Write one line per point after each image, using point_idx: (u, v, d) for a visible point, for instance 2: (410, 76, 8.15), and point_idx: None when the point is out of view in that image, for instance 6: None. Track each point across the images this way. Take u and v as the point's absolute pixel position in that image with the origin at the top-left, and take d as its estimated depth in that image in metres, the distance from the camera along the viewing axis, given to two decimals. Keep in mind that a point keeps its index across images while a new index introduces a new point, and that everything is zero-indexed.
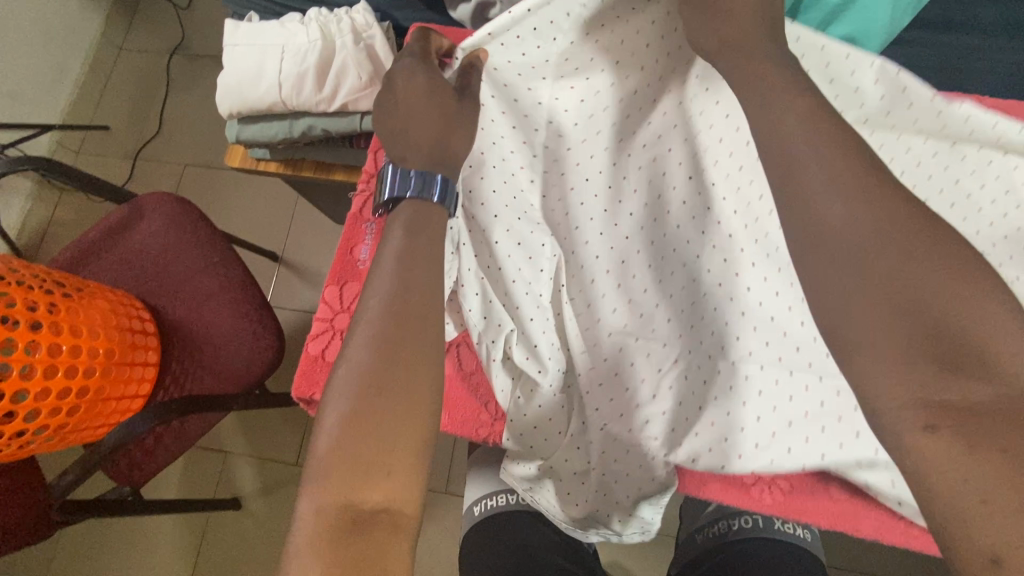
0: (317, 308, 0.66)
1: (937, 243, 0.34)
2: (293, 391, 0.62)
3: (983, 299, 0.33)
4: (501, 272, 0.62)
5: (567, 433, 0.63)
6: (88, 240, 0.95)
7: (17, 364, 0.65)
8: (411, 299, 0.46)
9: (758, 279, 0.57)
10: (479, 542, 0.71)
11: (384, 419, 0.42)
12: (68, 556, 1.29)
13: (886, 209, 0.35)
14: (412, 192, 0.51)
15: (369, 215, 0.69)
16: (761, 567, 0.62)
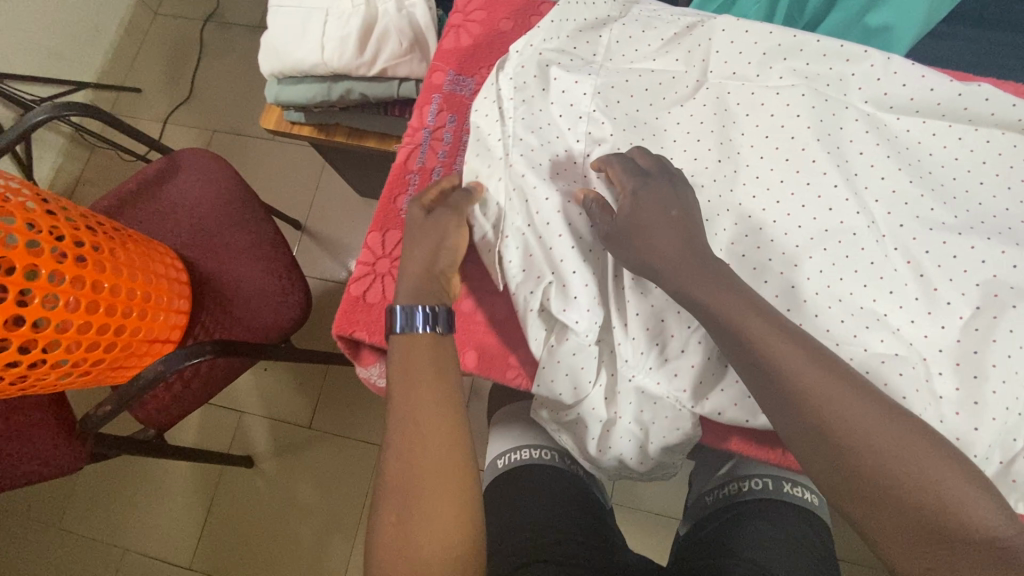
0: (359, 252, 0.68)
1: (866, 403, 0.44)
2: (334, 328, 0.64)
3: (914, 445, 0.42)
4: (541, 229, 0.61)
5: (598, 382, 0.62)
6: (126, 190, 0.98)
7: (63, 296, 0.68)
8: (413, 438, 0.48)
9: (804, 255, 0.55)
10: (499, 492, 0.75)
11: (424, 522, 0.45)
12: (84, 502, 1.32)
13: (814, 373, 0.45)
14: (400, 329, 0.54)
15: (412, 166, 0.72)
16: (770, 525, 0.65)
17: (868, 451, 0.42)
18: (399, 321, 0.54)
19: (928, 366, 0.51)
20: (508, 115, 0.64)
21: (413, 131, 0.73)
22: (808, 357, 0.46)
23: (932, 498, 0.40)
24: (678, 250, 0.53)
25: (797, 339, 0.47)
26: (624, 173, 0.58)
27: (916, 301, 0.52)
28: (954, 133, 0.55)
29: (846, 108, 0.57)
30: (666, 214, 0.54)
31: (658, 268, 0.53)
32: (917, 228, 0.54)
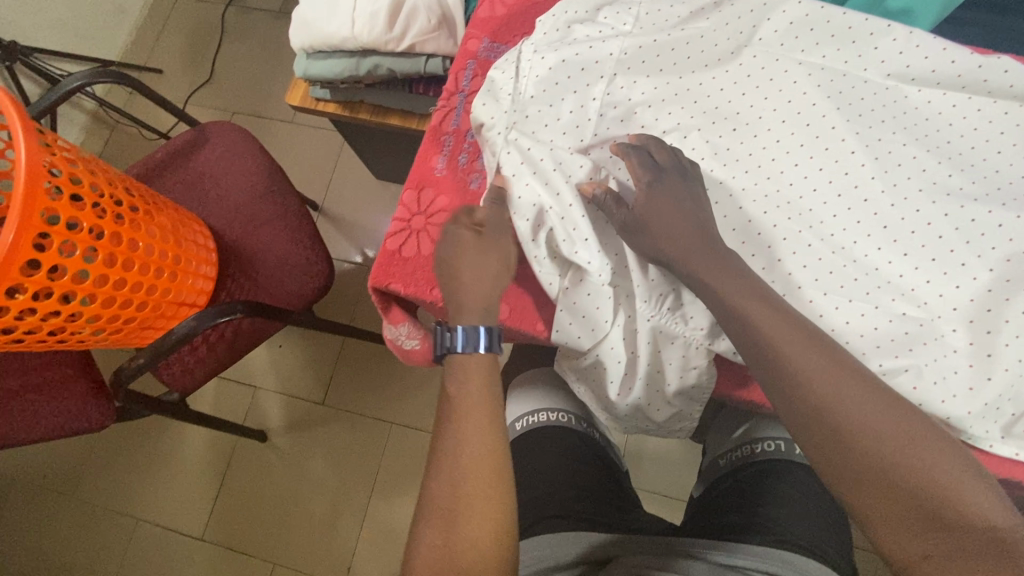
0: (396, 209, 0.70)
1: (886, 399, 0.46)
2: (370, 280, 0.66)
3: (925, 438, 0.44)
4: (548, 181, 0.61)
5: (616, 323, 0.62)
6: (155, 160, 1.00)
7: (102, 251, 0.70)
8: (469, 449, 0.50)
9: (820, 218, 0.58)
10: (521, 452, 0.77)
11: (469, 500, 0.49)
12: (98, 471, 1.34)
13: (829, 357, 0.49)
14: (463, 347, 0.56)
15: (447, 128, 0.73)
16: (788, 486, 0.70)
17: (869, 422, 0.45)
18: (463, 341, 0.56)
19: (941, 324, 0.54)
20: (524, 72, 0.65)
21: (450, 94, 0.75)
22: (810, 342, 0.50)
23: (932, 467, 0.43)
24: (698, 236, 0.56)
25: (812, 339, 0.50)
26: (641, 168, 0.58)
27: (932, 263, 0.55)
28: (973, 105, 0.57)
29: (865, 81, 0.59)
30: (678, 204, 0.57)
31: (667, 255, 0.56)
32: (934, 194, 0.56)
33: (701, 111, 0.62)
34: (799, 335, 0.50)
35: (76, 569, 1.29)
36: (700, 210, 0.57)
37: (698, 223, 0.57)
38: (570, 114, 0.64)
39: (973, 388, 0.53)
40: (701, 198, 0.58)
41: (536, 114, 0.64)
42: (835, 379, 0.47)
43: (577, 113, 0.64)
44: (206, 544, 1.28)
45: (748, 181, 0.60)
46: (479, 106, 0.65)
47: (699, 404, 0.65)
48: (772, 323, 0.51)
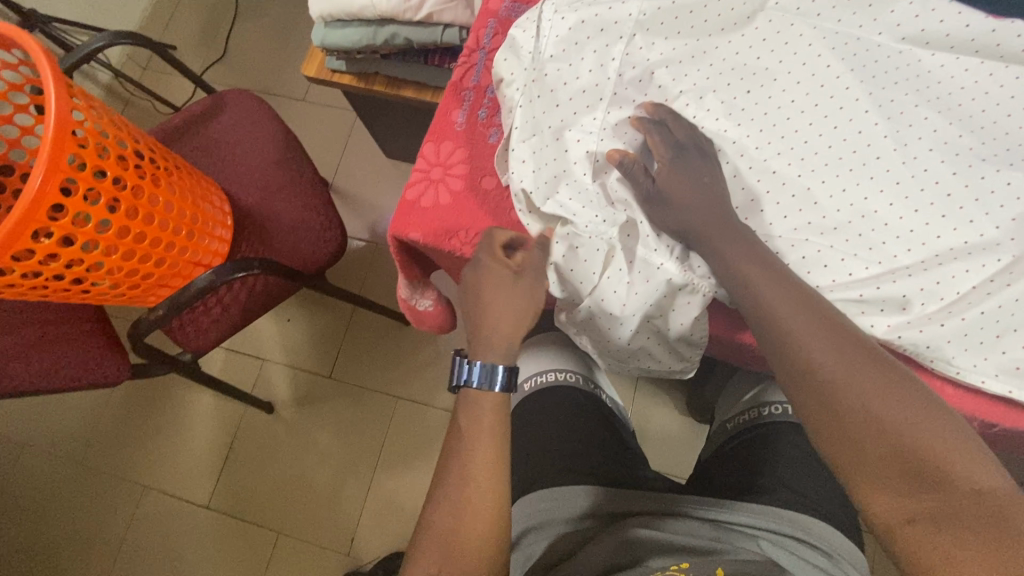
0: (416, 161, 0.72)
1: (879, 367, 0.47)
2: (391, 229, 0.69)
3: (918, 397, 0.45)
4: (566, 131, 0.64)
5: (621, 272, 0.62)
6: (172, 126, 1.02)
7: (125, 203, 0.71)
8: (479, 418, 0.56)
9: (832, 175, 0.59)
10: (530, 411, 0.79)
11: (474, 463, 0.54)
12: (106, 438, 1.36)
13: (828, 326, 0.50)
14: (480, 382, 0.57)
15: (467, 84, 0.75)
16: (794, 447, 0.71)
17: (868, 388, 0.45)
18: (479, 377, 0.57)
19: (952, 275, 0.55)
20: (545, 32, 0.66)
21: (469, 51, 0.77)
22: (811, 312, 0.51)
23: (930, 431, 0.43)
24: (711, 211, 0.58)
25: (811, 302, 0.52)
26: (662, 144, 0.61)
27: (942, 218, 0.56)
28: (985, 69, 0.58)
29: (879, 45, 0.60)
30: (700, 179, 0.60)
31: (691, 226, 0.58)
32: (944, 153, 0.57)
33: (718, 73, 0.63)
34: (797, 292, 0.52)
35: (83, 534, 1.31)
36: (716, 180, 0.60)
37: (716, 193, 0.59)
38: (589, 72, 0.65)
39: (978, 332, 0.55)
40: (713, 171, 0.60)
41: (554, 73, 0.65)
42: (825, 342, 0.48)
43: (597, 70, 0.64)
44: (211, 512, 1.30)
45: (762, 139, 0.61)
46: (500, 61, 0.67)
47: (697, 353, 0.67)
48: (775, 289, 0.53)
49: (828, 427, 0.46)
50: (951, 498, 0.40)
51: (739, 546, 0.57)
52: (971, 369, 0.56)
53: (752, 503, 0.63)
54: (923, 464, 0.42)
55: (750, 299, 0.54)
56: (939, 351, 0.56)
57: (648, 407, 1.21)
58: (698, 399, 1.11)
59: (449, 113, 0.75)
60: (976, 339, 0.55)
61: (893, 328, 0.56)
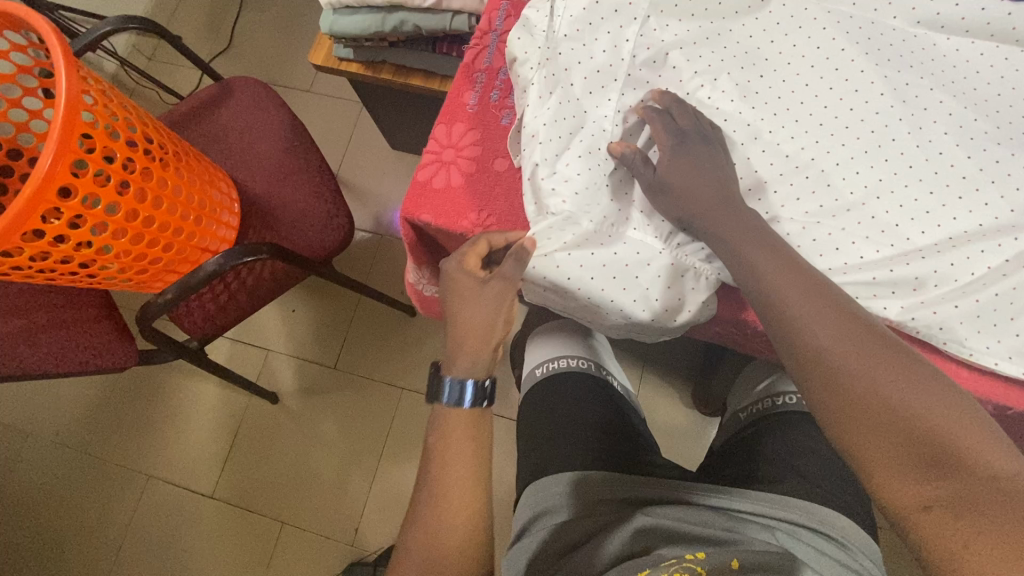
0: (427, 142, 0.72)
1: (888, 345, 0.46)
2: (401, 210, 0.69)
3: (930, 379, 0.43)
4: (577, 112, 0.64)
5: (628, 257, 0.62)
6: (179, 112, 1.02)
7: (134, 186, 0.71)
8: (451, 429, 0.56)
9: (845, 157, 0.58)
10: (542, 396, 0.78)
11: (444, 478, 0.54)
12: (110, 426, 1.36)
13: (837, 305, 0.49)
14: (449, 399, 0.57)
15: (480, 66, 0.75)
16: (809, 437, 0.71)
17: (880, 371, 0.44)
18: (448, 392, 0.57)
19: (968, 258, 0.55)
20: (559, 11, 0.65)
21: (483, 33, 0.77)
22: (818, 290, 0.50)
23: (944, 415, 0.41)
24: (713, 198, 0.57)
25: (821, 284, 0.50)
26: (664, 132, 0.59)
27: (957, 200, 0.56)
28: (1000, 54, 0.58)
29: (893, 30, 0.60)
30: (698, 167, 0.58)
31: (693, 213, 0.57)
32: (959, 136, 0.57)
33: (730, 56, 0.63)
34: (804, 273, 0.51)
35: (88, 523, 1.31)
36: (721, 164, 0.58)
37: (726, 176, 0.58)
38: (603, 53, 0.64)
39: (991, 312, 0.55)
40: (721, 154, 0.59)
41: (568, 53, 0.64)
42: (831, 322, 0.47)
43: (612, 52, 0.64)
44: (216, 501, 1.30)
45: (775, 122, 0.60)
46: (514, 39, 0.67)
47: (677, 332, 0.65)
48: (782, 276, 0.51)
49: (840, 409, 0.44)
50: (967, 482, 0.38)
51: (753, 536, 0.57)
52: (985, 351, 0.55)
53: (765, 492, 0.63)
54: (938, 447, 0.40)
55: (751, 279, 0.53)
56: (952, 332, 0.55)
57: (655, 399, 1.21)
58: (705, 392, 1.11)
59: (461, 95, 0.75)
60: (989, 321, 0.55)
61: (907, 309, 0.56)
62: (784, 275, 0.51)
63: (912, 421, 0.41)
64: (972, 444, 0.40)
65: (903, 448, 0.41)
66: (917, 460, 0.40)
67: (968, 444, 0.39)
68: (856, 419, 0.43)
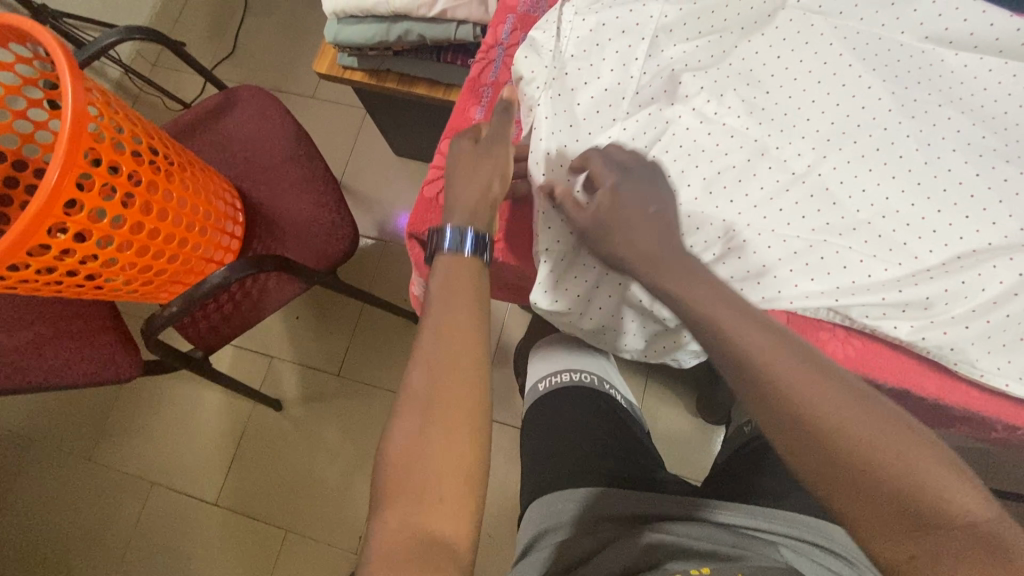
0: (433, 157, 0.72)
1: (859, 401, 0.44)
2: (408, 226, 0.70)
3: (901, 435, 0.42)
4: (585, 129, 0.63)
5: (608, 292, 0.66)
6: (183, 122, 1.02)
7: (139, 198, 0.71)
8: (444, 367, 0.50)
9: (853, 173, 0.58)
10: (544, 413, 0.78)
11: (442, 407, 0.49)
12: (114, 433, 1.36)
13: (798, 356, 0.46)
14: (450, 248, 0.57)
15: (486, 82, 0.75)
16: None
17: (852, 439, 0.42)
18: (449, 240, 0.57)
19: (978, 278, 0.55)
20: (565, 32, 0.66)
21: (488, 47, 0.76)
22: (781, 342, 0.47)
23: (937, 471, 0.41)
24: (661, 245, 0.54)
25: (784, 337, 0.48)
26: (606, 167, 0.57)
27: (965, 219, 0.56)
28: (1008, 70, 0.58)
29: (901, 46, 0.60)
30: (643, 209, 0.55)
31: (640, 259, 0.54)
32: (967, 154, 0.57)
33: (737, 71, 0.62)
34: (766, 326, 0.48)
35: (92, 529, 1.31)
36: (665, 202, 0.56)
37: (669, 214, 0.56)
38: (611, 72, 0.64)
39: (998, 328, 0.55)
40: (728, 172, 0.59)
41: (575, 72, 0.64)
42: (800, 381, 0.45)
43: (619, 71, 0.64)
44: (220, 509, 1.30)
45: (782, 138, 0.60)
46: (520, 59, 0.67)
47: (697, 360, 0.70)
48: (748, 334, 0.48)
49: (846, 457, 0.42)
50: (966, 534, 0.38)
51: (761, 553, 0.56)
52: (994, 372, 0.56)
53: (771, 508, 0.62)
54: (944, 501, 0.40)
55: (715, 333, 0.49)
56: (963, 353, 0.56)
57: (658, 407, 1.20)
58: (709, 400, 1.11)
59: (468, 109, 0.75)
60: (999, 341, 0.55)
61: (916, 329, 0.56)
62: (741, 330, 0.48)
63: (902, 476, 0.41)
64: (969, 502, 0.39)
65: (905, 494, 0.40)
66: (920, 509, 0.40)
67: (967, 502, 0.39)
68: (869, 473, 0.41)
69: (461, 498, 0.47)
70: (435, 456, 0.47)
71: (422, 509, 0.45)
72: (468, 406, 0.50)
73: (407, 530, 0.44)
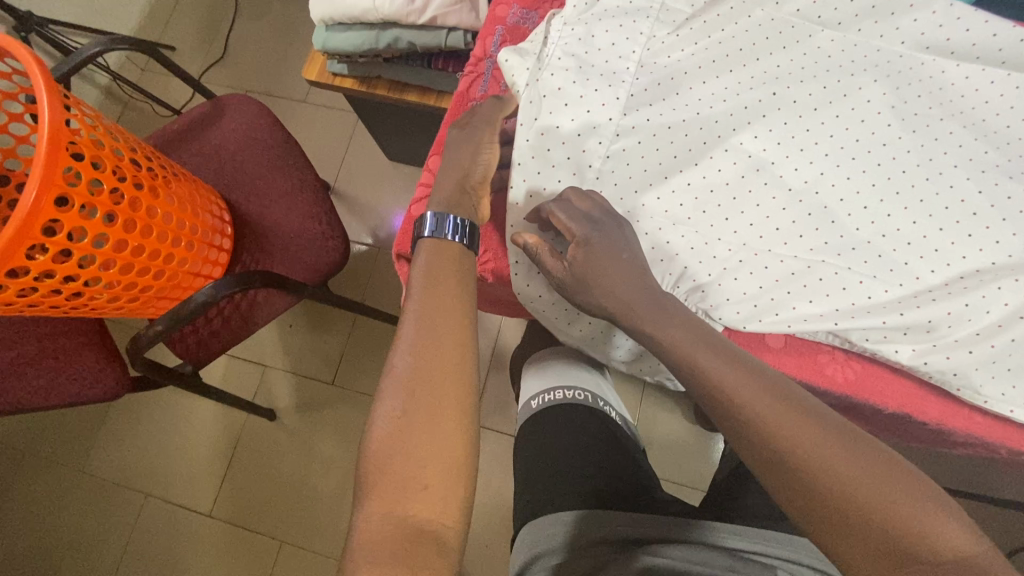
0: (421, 175, 0.71)
1: (842, 438, 0.45)
2: (395, 246, 0.72)
3: (884, 474, 0.42)
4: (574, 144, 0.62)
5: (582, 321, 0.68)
6: (171, 131, 1.00)
7: (122, 216, 0.69)
8: (428, 351, 0.49)
9: (852, 190, 0.57)
10: (536, 433, 0.77)
11: (428, 389, 0.47)
12: (106, 444, 1.35)
13: (777, 397, 0.47)
14: (432, 233, 0.56)
15: (474, 95, 0.73)
16: None
17: (838, 481, 0.42)
18: (431, 226, 0.57)
19: (981, 301, 0.54)
20: (552, 41, 0.65)
21: (476, 61, 0.75)
22: (763, 388, 0.48)
23: (929, 507, 0.41)
24: (635, 296, 0.55)
25: (763, 378, 0.49)
26: (572, 222, 0.56)
27: (968, 238, 0.54)
28: (1012, 82, 0.57)
29: (901, 57, 0.58)
30: (616, 257, 0.56)
31: (615, 314, 0.56)
32: (970, 170, 0.55)
33: (733, 85, 0.61)
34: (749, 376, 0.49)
35: (85, 542, 1.30)
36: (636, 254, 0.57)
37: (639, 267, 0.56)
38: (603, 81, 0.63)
39: (1005, 351, 0.53)
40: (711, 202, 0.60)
41: (568, 85, 0.63)
42: (785, 420, 0.46)
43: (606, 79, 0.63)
44: (214, 520, 1.28)
45: (779, 154, 0.59)
46: (503, 62, 0.64)
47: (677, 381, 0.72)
48: (723, 372, 0.50)
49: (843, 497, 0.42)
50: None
51: None
52: (999, 398, 0.54)
53: (773, 531, 0.60)
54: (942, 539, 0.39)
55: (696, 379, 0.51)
56: (966, 378, 0.54)
57: (656, 415, 1.19)
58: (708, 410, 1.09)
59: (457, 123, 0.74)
60: (1004, 366, 0.54)
61: (918, 354, 0.55)
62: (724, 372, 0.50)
63: (896, 517, 0.40)
64: (965, 541, 0.39)
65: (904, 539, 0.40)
66: (919, 549, 0.39)
67: (964, 544, 0.39)
68: (869, 512, 0.41)
69: (447, 479, 0.45)
70: (419, 441, 0.45)
71: (407, 488, 0.43)
72: (454, 385, 0.48)
73: (393, 514, 0.42)
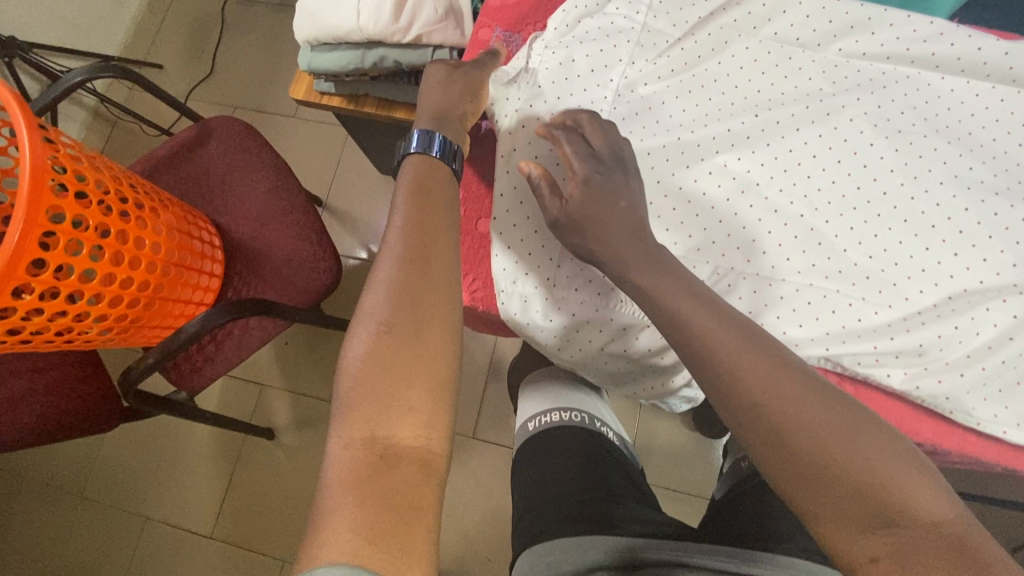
0: None
1: (848, 409, 0.43)
2: None
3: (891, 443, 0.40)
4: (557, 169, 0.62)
5: (589, 335, 0.65)
6: (158, 156, 0.99)
7: (109, 250, 0.69)
8: (405, 296, 0.47)
9: (837, 211, 0.57)
10: (534, 453, 0.79)
11: (401, 335, 0.45)
12: (105, 468, 1.34)
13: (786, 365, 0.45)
14: (415, 149, 0.56)
15: None
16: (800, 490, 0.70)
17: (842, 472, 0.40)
18: (416, 142, 0.56)
19: (969, 321, 0.54)
20: (534, 64, 0.65)
21: None
22: (769, 356, 0.46)
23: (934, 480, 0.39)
24: None
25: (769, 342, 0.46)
26: (578, 155, 0.56)
27: (955, 256, 0.55)
28: (997, 96, 0.57)
29: (884, 76, 0.59)
30: (617, 211, 0.54)
31: None
32: (956, 187, 0.56)
33: (718, 106, 0.61)
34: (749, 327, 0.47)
35: (86, 567, 1.29)
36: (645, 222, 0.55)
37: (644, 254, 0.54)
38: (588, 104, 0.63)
39: (997, 369, 0.54)
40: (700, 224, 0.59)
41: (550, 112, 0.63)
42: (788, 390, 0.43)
43: (590, 103, 0.63)
44: (214, 542, 1.28)
45: (764, 175, 0.59)
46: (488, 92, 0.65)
47: (687, 398, 0.71)
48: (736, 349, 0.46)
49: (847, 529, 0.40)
50: None
51: None
52: (992, 420, 0.55)
53: (772, 553, 0.59)
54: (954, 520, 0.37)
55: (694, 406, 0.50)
56: (958, 402, 0.54)
57: (654, 422, 1.19)
58: (705, 417, 1.09)
59: None
60: (995, 388, 0.54)
61: (910, 377, 0.55)
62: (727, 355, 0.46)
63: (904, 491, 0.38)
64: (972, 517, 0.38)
65: None
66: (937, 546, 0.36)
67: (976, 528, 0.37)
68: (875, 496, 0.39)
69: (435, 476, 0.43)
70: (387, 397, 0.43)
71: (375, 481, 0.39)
72: (431, 342, 0.46)
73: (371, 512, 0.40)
